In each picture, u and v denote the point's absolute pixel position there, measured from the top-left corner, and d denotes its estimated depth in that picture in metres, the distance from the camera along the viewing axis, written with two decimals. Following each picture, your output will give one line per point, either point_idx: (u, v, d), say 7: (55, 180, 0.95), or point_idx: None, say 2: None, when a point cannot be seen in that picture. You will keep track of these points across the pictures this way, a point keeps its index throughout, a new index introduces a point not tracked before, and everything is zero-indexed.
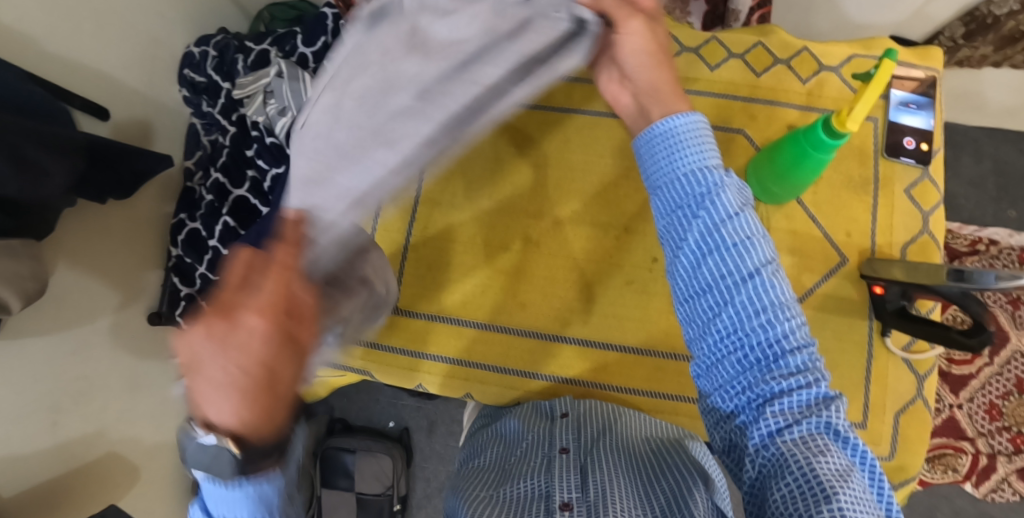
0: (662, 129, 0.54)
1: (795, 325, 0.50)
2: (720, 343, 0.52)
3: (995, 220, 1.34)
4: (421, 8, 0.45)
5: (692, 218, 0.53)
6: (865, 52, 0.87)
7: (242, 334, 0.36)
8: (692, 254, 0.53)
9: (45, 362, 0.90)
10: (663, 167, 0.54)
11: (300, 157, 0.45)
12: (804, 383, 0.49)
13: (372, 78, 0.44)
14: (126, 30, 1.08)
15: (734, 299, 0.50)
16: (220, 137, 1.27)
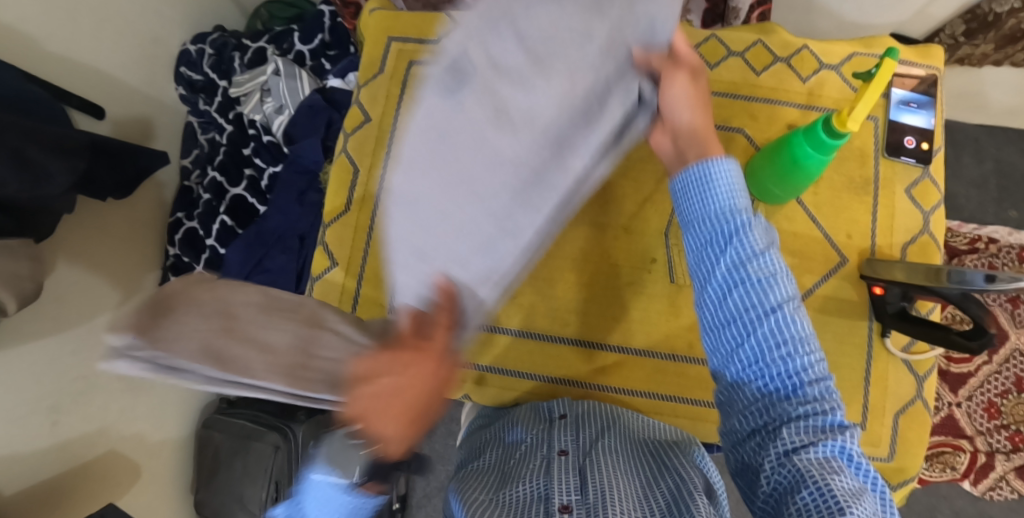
0: (694, 171, 0.55)
1: (814, 358, 0.51)
2: (740, 373, 0.53)
3: (995, 219, 1.34)
4: (497, 76, 0.47)
5: (718, 254, 0.54)
6: (866, 50, 0.86)
7: (421, 372, 0.50)
8: (718, 289, 0.54)
9: (43, 362, 0.90)
10: (694, 207, 0.56)
11: (419, 247, 0.50)
12: (820, 411, 0.49)
13: (473, 161, 0.47)
14: (124, 29, 1.07)
15: (755, 334, 0.51)
16: (217, 135, 1.26)
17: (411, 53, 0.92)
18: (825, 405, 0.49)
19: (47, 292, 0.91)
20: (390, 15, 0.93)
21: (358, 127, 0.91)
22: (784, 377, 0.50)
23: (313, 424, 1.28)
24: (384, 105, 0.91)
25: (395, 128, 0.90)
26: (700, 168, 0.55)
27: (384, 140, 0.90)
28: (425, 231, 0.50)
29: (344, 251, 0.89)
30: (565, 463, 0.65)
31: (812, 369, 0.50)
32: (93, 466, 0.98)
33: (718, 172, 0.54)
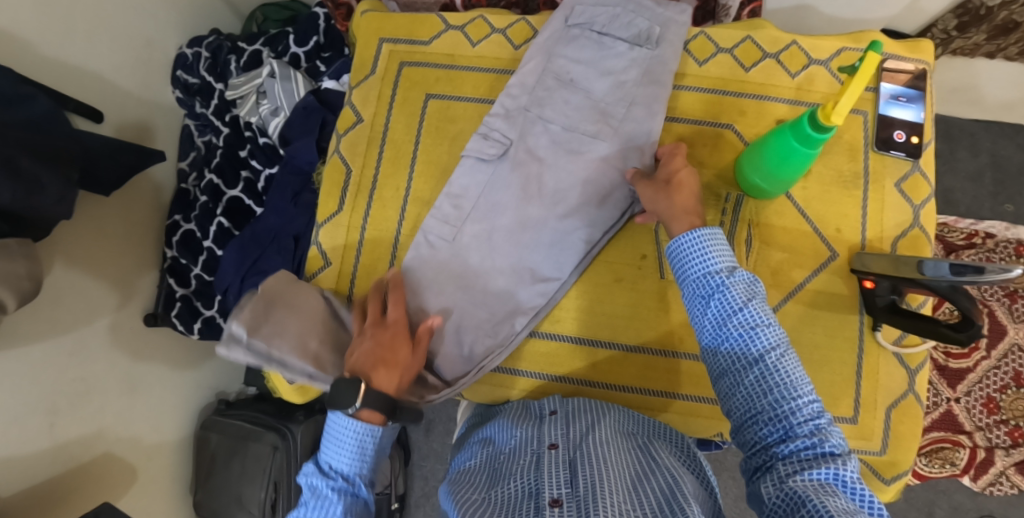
0: (678, 245, 0.64)
1: (802, 398, 0.54)
2: (740, 417, 0.57)
3: (992, 214, 1.34)
4: (541, 171, 0.82)
5: (707, 313, 0.61)
6: (855, 45, 0.86)
7: (385, 329, 0.73)
8: (710, 343, 0.61)
9: (40, 362, 0.91)
10: (686, 274, 0.64)
11: (464, 291, 0.81)
12: (811, 443, 0.52)
13: (518, 227, 0.81)
14: (120, 32, 1.08)
15: (744, 380, 0.57)
16: (213, 137, 1.28)
17: (403, 53, 0.92)
18: (816, 439, 0.51)
19: (44, 294, 0.92)
20: (381, 16, 0.94)
21: (351, 128, 0.92)
22: (776, 416, 0.54)
23: (313, 424, 1.30)
24: (375, 106, 0.92)
25: (388, 128, 0.91)
26: (683, 239, 0.63)
27: (375, 140, 0.91)
28: (471, 275, 0.81)
29: (337, 251, 0.89)
30: (555, 456, 0.65)
31: (802, 407, 0.53)
32: (92, 467, 0.99)
33: (696, 240, 0.62)
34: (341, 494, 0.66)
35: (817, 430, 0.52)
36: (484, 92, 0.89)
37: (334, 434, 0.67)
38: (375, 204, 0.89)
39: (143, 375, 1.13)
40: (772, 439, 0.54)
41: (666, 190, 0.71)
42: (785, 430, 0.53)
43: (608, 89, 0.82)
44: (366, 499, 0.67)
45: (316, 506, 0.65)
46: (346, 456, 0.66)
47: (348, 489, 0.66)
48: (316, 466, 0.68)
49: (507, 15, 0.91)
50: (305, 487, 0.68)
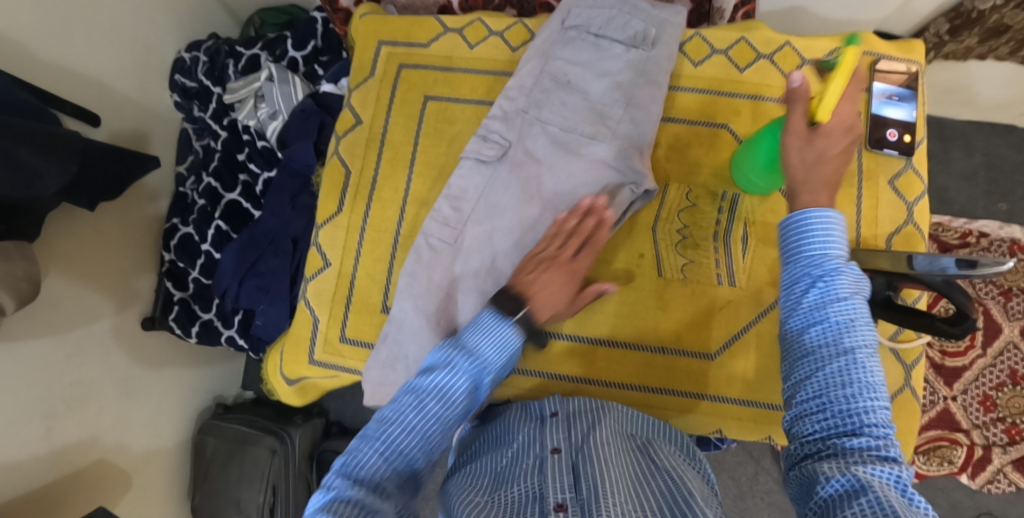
0: (800, 220, 0.57)
1: (881, 409, 0.48)
2: (803, 403, 0.51)
3: (986, 213, 1.36)
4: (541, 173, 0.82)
5: (807, 292, 0.54)
6: (848, 46, 0.86)
7: (574, 266, 0.73)
8: (799, 319, 0.54)
9: (38, 363, 0.91)
10: (802, 250, 0.56)
11: (468, 294, 0.80)
12: (879, 449, 0.46)
13: (522, 229, 0.81)
14: (117, 36, 1.10)
15: (825, 367, 0.50)
16: (211, 141, 1.29)
17: (401, 56, 0.93)
18: (882, 444, 0.46)
19: (43, 296, 0.92)
20: (380, 19, 0.94)
21: (350, 130, 0.92)
22: (851, 411, 0.48)
23: (311, 427, 1.31)
24: (374, 107, 0.92)
25: (387, 129, 0.91)
26: (809, 214, 0.56)
27: (374, 142, 0.91)
28: (475, 280, 0.81)
29: (337, 251, 0.89)
30: (558, 461, 0.65)
31: (876, 411, 0.48)
32: (89, 471, 0.99)
33: (823, 221, 0.55)
34: (475, 376, 0.61)
35: (883, 436, 0.47)
36: (483, 94, 0.89)
37: (487, 325, 0.63)
38: (374, 205, 0.89)
39: (140, 379, 1.13)
40: (834, 430, 0.49)
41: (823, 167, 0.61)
42: (853, 425, 0.48)
43: (605, 90, 0.83)
44: (484, 394, 0.64)
45: (448, 374, 0.60)
46: (497, 350, 0.62)
47: (480, 375, 0.62)
48: (455, 338, 0.63)
49: (505, 17, 0.92)
50: (437, 354, 0.62)
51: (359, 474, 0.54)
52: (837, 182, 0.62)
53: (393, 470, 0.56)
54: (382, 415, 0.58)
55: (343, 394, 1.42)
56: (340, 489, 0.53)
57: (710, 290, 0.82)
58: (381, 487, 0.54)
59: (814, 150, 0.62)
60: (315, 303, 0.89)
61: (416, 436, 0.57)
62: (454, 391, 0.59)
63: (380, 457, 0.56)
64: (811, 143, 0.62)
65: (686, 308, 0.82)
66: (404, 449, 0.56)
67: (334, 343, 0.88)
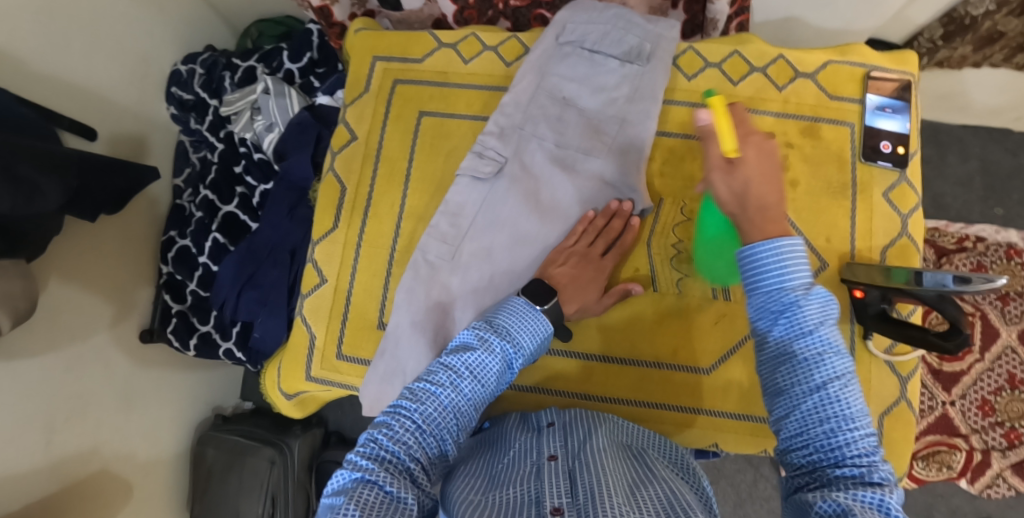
0: (749, 255, 0.58)
1: (862, 435, 0.49)
2: (787, 439, 0.53)
3: (982, 217, 1.37)
4: (537, 189, 0.83)
5: (775, 327, 0.56)
6: (841, 57, 0.86)
7: (600, 265, 0.77)
8: (771, 357, 0.56)
9: (38, 378, 0.92)
10: (763, 284, 0.57)
11: (466, 311, 0.80)
12: (863, 474, 0.47)
13: (521, 245, 0.81)
14: (112, 50, 1.11)
15: (800, 404, 0.52)
16: (208, 153, 1.30)
17: (396, 72, 0.93)
18: (867, 470, 0.47)
19: (42, 311, 0.93)
20: (375, 35, 0.94)
21: (345, 145, 0.92)
22: (832, 444, 0.49)
23: (310, 437, 1.31)
24: (370, 123, 0.93)
25: (383, 145, 0.91)
26: (758, 248, 0.57)
27: (370, 157, 0.91)
28: (473, 296, 0.81)
29: (333, 268, 0.89)
30: (555, 467, 0.65)
31: (858, 440, 0.49)
32: (89, 484, 0.99)
33: (770, 251, 0.56)
34: (507, 359, 0.63)
35: (868, 463, 0.48)
36: (478, 109, 0.90)
37: (526, 313, 0.67)
38: (370, 221, 0.89)
39: (139, 391, 1.13)
40: (819, 462, 0.50)
41: (755, 195, 0.59)
42: (835, 457, 0.49)
43: (599, 105, 0.84)
44: (512, 378, 0.66)
45: (482, 355, 0.62)
46: (529, 335, 0.65)
47: (511, 357, 0.64)
48: (487, 321, 0.65)
49: (499, 32, 0.92)
50: (468, 337, 0.64)
51: (389, 449, 0.55)
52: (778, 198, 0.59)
53: (424, 444, 0.57)
54: (416, 389, 0.59)
55: (342, 404, 1.42)
56: (372, 463, 0.53)
57: (705, 304, 0.82)
58: (411, 460, 0.55)
59: (740, 175, 0.60)
60: (312, 320, 0.89)
61: (449, 413, 0.59)
62: (487, 371, 0.61)
63: (412, 432, 0.56)
64: (732, 171, 0.61)
65: (682, 322, 0.82)
66: (439, 424, 0.58)
67: (332, 359, 0.88)
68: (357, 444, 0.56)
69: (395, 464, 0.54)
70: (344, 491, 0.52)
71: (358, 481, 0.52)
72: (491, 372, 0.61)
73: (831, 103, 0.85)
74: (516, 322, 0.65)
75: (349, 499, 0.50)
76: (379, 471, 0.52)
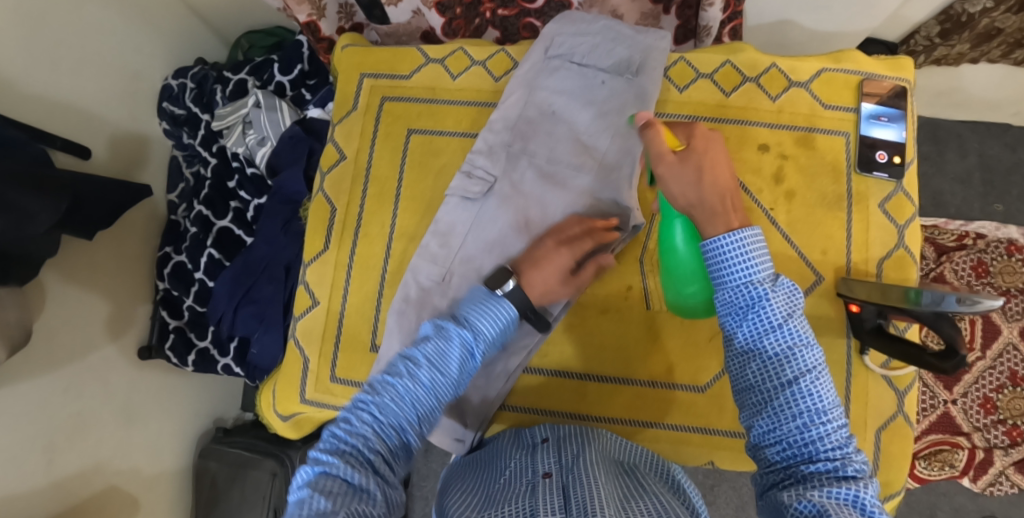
0: (713, 246, 0.59)
1: (832, 430, 0.52)
2: (760, 436, 0.56)
3: (982, 214, 1.35)
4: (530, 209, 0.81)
5: (741, 323, 0.59)
6: (836, 65, 0.85)
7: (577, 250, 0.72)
8: (741, 356, 0.58)
9: (36, 400, 0.92)
10: (730, 278, 0.59)
11: None
12: (835, 467, 0.51)
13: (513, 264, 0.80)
14: (103, 67, 1.11)
15: (773, 401, 0.55)
16: (201, 168, 1.29)
17: (384, 88, 0.92)
18: (837, 463, 0.50)
19: (38, 333, 0.93)
20: (361, 51, 0.93)
21: (334, 165, 0.92)
22: (805, 439, 0.52)
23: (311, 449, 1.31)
24: (359, 141, 0.92)
25: (372, 164, 0.90)
26: (721, 240, 0.58)
27: (360, 177, 0.90)
28: None
29: (325, 290, 0.89)
30: (550, 484, 0.64)
31: (831, 434, 0.52)
32: (91, 502, 1.00)
33: (730, 242, 0.57)
34: (467, 347, 0.61)
35: (840, 456, 0.51)
36: (467, 126, 0.89)
37: (487, 299, 0.64)
38: (361, 241, 0.89)
39: (140, 408, 1.13)
40: (793, 457, 0.53)
41: (708, 181, 0.61)
42: (809, 452, 0.52)
43: (588, 120, 0.83)
44: (478, 367, 0.63)
45: (440, 343, 0.60)
46: (488, 321, 0.61)
47: (472, 345, 0.61)
48: (450, 313, 0.63)
49: (487, 45, 0.91)
50: (429, 328, 0.62)
51: (350, 442, 0.54)
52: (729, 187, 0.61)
53: (383, 436, 0.55)
54: (376, 382, 0.57)
55: None
56: (332, 457, 0.52)
57: (701, 322, 0.81)
58: (370, 451, 0.53)
59: (690, 164, 0.62)
60: (305, 342, 0.88)
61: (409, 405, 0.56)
62: (448, 361, 0.59)
63: (371, 424, 0.55)
64: (679, 163, 0.62)
65: (676, 340, 0.82)
66: (398, 414, 0.56)
67: (326, 382, 0.87)
68: (319, 441, 0.55)
69: (356, 457, 0.53)
70: (304, 486, 0.51)
71: (320, 474, 0.51)
72: (450, 360, 0.59)
73: (825, 112, 0.84)
74: (476, 310, 0.63)
75: (310, 492, 0.49)
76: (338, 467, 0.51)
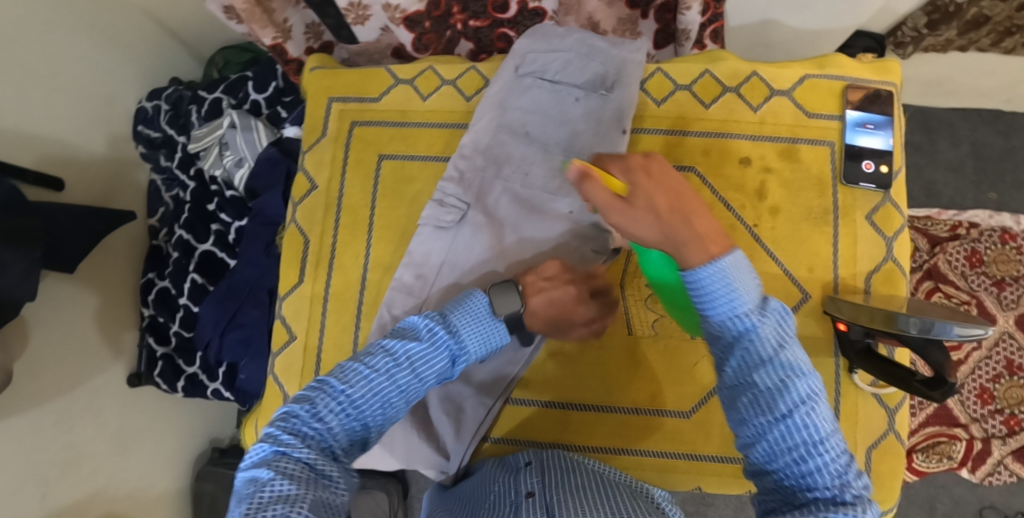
0: (693, 279, 0.54)
1: (833, 459, 0.50)
2: (757, 466, 0.54)
3: (976, 203, 1.33)
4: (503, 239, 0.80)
5: (729, 354, 0.55)
6: (819, 71, 0.83)
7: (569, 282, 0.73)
8: (731, 387, 0.55)
9: (25, 437, 0.91)
10: (715, 308, 0.54)
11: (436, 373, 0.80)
12: (836, 497, 0.49)
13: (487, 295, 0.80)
14: (75, 93, 1.08)
15: (766, 436, 0.52)
16: (180, 192, 1.26)
17: (353, 112, 0.90)
18: (838, 492, 0.49)
19: (23, 369, 0.92)
20: (331, 73, 0.91)
21: (306, 195, 0.90)
22: (802, 473, 0.51)
23: None
24: (330, 170, 0.90)
25: (343, 193, 0.89)
26: (702, 272, 0.53)
27: (332, 206, 0.89)
28: None
29: (301, 324, 0.88)
30: (532, 505, 0.63)
31: (830, 464, 0.50)
32: None
33: (709, 275, 0.53)
34: (451, 356, 0.64)
35: (840, 483, 0.50)
36: (439, 149, 0.87)
37: (476, 308, 0.66)
38: (336, 273, 0.87)
39: (134, 437, 1.12)
40: (790, 486, 0.52)
41: (666, 216, 0.55)
42: (807, 483, 0.51)
43: (563, 139, 0.81)
44: (454, 375, 0.66)
45: (425, 346, 0.61)
46: (476, 338, 0.64)
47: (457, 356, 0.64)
48: (440, 313, 0.65)
49: (457, 63, 0.89)
50: (416, 323, 0.63)
51: (312, 424, 0.54)
52: (694, 216, 0.55)
53: (347, 425, 0.56)
54: (348, 370, 0.57)
55: None
56: (293, 440, 0.52)
57: (684, 347, 0.81)
58: (332, 440, 0.54)
59: (639, 206, 0.56)
60: (284, 378, 0.87)
61: (382, 399, 0.57)
62: (427, 366, 0.61)
63: (337, 413, 0.55)
64: (628, 206, 0.57)
65: (659, 366, 0.81)
66: (369, 403, 0.57)
67: None
68: (276, 417, 0.54)
69: (318, 442, 0.53)
70: (260, 465, 0.50)
71: (279, 454, 0.51)
72: (434, 367, 0.62)
73: (809, 122, 0.82)
74: (466, 321, 0.64)
75: (271, 474, 0.49)
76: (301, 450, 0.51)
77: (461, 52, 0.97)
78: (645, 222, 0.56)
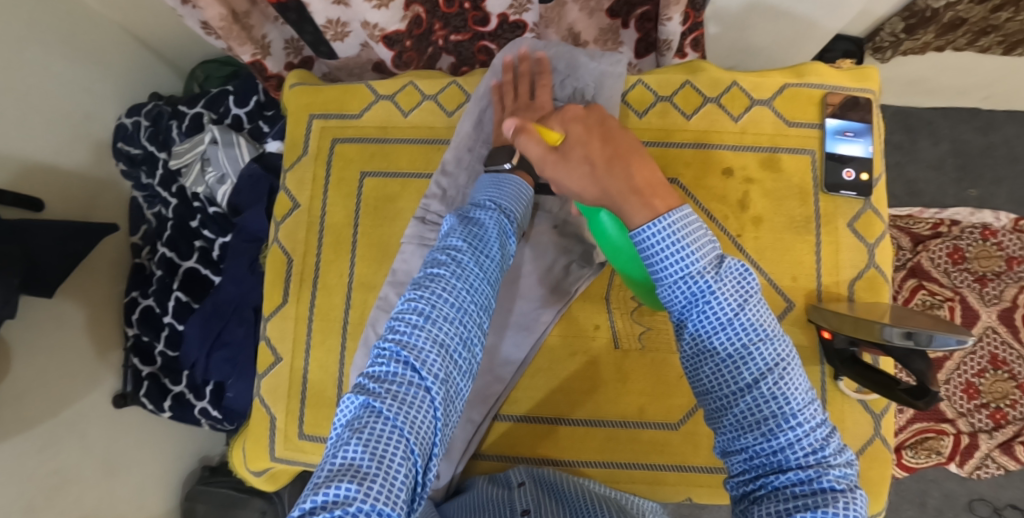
0: (640, 239, 0.55)
1: (802, 434, 0.51)
2: (726, 445, 0.55)
3: (957, 199, 1.36)
4: None
5: (689, 323, 0.56)
6: (799, 79, 0.84)
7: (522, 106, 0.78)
8: (696, 356, 0.57)
9: (10, 464, 0.89)
10: (670, 270, 0.55)
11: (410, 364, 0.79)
12: (808, 475, 0.50)
13: None
14: (51, 111, 1.06)
15: (734, 407, 0.54)
16: (163, 209, 1.25)
17: (334, 130, 0.90)
18: (811, 472, 0.49)
19: (5, 396, 0.90)
20: (310, 90, 0.90)
21: (288, 214, 0.90)
22: (772, 448, 0.51)
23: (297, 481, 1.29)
24: (312, 188, 0.90)
25: (326, 212, 0.89)
26: (646, 229, 0.55)
27: (315, 226, 0.89)
28: None
29: (287, 345, 0.88)
30: None
31: (799, 439, 0.51)
32: None
33: (656, 232, 0.54)
34: (501, 227, 0.62)
35: (812, 459, 0.50)
36: (421, 165, 0.87)
37: (496, 182, 0.67)
38: (320, 293, 0.87)
39: (121, 459, 1.10)
40: (761, 466, 0.53)
41: (602, 169, 0.60)
42: (778, 461, 0.51)
43: None
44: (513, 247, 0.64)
45: (475, 228, 0.60)
46: (511, 199, 0.65)
47: (505, 224, 0.62)
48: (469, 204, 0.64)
49: (438, 78, 0.88)
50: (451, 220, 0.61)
51: (396, 359, 0.51)
52: (623, 165, 0.60)
53: (450, 341, 0.53)
54: (421, 280, 0.55)
55: None
56: (380, 384, 0.50)
57: (671, 360, 0.81)
58: (426, 371, 0.50)
59: (575, 160, 0.61)
60: (270, 400, 0.87)
61: (452, 303, 0.54)
62: (489, 244, 0.59)
63: (421, 330, 0.52)
64: (563, 159, 0.62)
65: (646, 377, 0.82)
66: (443, 311, 0.53)
67: (294, 439, 0.86)
68: (366, 376, 0.51)
69: (411, 374, 0.50)
70: (352, 420, 0.49)
71: (367, 407, 0.49)
72: (487, 243, 0.59)
73: (790, 131, 0.83)
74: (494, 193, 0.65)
75: (359, 433, 0.47)
76: (392, 383, 0.49)
77: (443, 66, 0.97)
78: (580, 170, 0.61)
